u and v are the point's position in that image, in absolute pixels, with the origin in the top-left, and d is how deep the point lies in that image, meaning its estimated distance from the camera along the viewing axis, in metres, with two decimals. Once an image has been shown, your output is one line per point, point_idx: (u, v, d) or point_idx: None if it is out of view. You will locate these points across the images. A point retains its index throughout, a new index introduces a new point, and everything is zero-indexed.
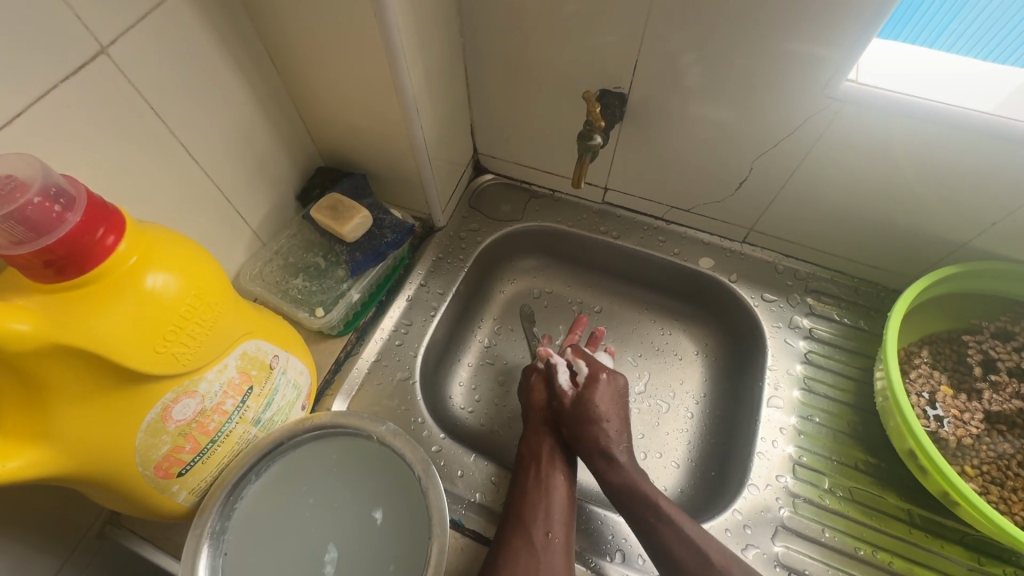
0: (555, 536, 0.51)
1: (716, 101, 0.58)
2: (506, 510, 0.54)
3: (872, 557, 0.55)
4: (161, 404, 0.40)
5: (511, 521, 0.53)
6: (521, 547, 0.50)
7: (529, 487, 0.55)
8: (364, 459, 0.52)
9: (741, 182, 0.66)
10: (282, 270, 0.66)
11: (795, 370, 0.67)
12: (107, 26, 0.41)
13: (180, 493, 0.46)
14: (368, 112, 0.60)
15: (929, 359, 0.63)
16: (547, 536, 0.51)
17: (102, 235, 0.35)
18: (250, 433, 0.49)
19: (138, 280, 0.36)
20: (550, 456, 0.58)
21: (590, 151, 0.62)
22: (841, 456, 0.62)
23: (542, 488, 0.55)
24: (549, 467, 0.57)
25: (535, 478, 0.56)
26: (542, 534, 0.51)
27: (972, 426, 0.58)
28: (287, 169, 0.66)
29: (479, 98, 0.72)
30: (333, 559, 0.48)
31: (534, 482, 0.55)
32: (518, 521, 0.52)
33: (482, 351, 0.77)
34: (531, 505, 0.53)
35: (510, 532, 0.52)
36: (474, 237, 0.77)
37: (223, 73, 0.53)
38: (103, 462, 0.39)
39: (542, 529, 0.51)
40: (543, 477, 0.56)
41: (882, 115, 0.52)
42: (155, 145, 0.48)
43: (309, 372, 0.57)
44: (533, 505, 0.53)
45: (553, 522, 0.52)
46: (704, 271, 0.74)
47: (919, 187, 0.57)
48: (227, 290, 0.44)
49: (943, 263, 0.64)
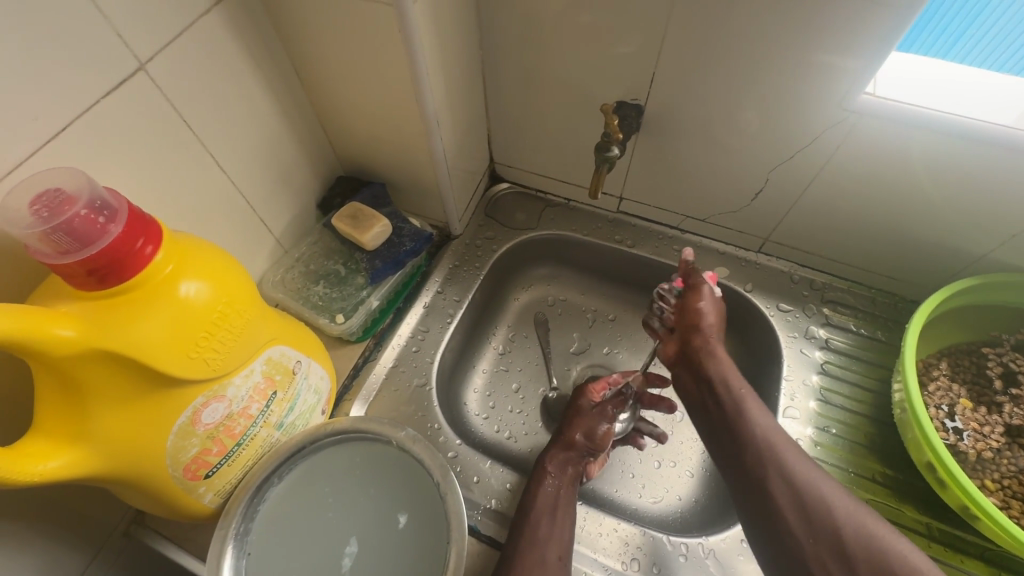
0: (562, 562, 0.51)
1: (734, 112, 0.59)
2: (517, 523, 0.54)
3: None
4: (192, 408, 0.41)
5: (521, 535, 0.53)
6: (532, 562, 0.50)
7: (543, 509, 0.55)
8: (383, 464, 0.53)
9: (757, 193, 0.67)
10: (304, 278, 0.67)
11: (810, 381, 0.67)
12: (146, 43, 0.43)
13: (206, 494, 0.47)
14: (390, 123, 0.62)
15: (948, 371, 0.62)
16: (558, 559, 0.51)
17: (141, 245, 0.36)
18: (273, 437, 0.50)
19: (174, 288, 0.38)
20: (569, 484, 0.58)
21: (607, 162, 0.62)
22: (858, 468, 0.61)
23: (555, 511, 0.55)
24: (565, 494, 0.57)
25: (548, 498, 0.56)
26: (553, 557, 0.51)
27: (992, 440, 0.58)
28: (310, 178, 0.68)
29: (497, 108, 0.73)
30: (352, 553, 0.49)
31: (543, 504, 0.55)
32: (530, 536, 0.52)
33: (497, 358, 0.78)
34: (545, 525, 0.53)
35: (521, 547, 0.52)
36: (491, 245, 0.79)
37: (252, 86, 0.55)
38: (136, 463, 0.40)
39: (553, 551, 0.51)
40: (559, 502, 0.56)
41: (900, 127, 0.52)
42: (187, 156, 0.50)
43: (329, 377, 0.58)
44: (544, 525, 0.53)
45: (559, 544, 0.52)
46: (719, 281, 0.74)
47: (939, 199, 0.57)
48: (255, 297, 0.45)
49: (962, 274, 0.64)
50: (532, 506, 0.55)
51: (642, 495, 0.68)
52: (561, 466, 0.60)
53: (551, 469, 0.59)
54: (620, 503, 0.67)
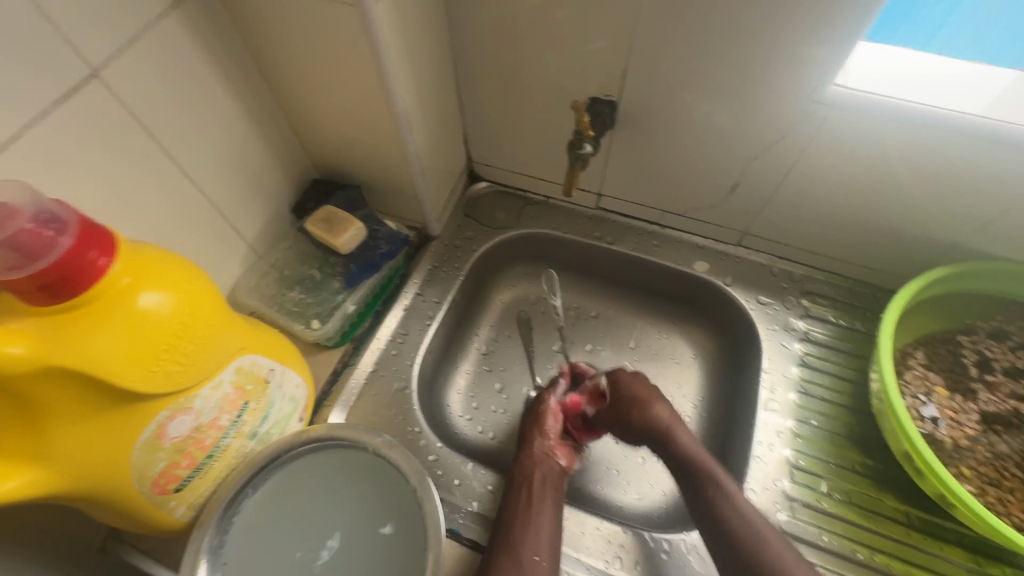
0: (541, 560, 0.51)
1: (708, 105, 0.59)
2: (495, 530, 0.54)
3: (870, 560, 0.55)
4: (157, 422, 0.40)
5: (500, 541, 0.53)
6: (509, 569, 0.50)
7: (520, 509, 0.55)
8: (360, 471, 0.52)
9: (733, 186, 0.67)
10: (278, 283, 0.66)
11: (791, 373, 0.67)
12: (97, 49, 0.41)
13: (178, 508, 0.46)
14: (360, 125, 0.61)
15: (924, 360, 0.63)
16: (534, 558, 0.51)
17: (94, 257, 0.35)
18: (247, 447, 0.50)
19: (132, 300, 0.37)
20: (543, 477, 0.58)
21: (580, 160, 0.62)
22: (838, 459, 0.62)
23: (533, 508, 0.55)
24: (541, 491, 0.57)
25: (524, 501, 0.55)
26: (529, 556, 0.51)
27: (968, 427, 0.58)
28: (282, 183, 0.67)
29: (471, 107, 0.72)
30: (332, 547, 0.49)
31: (524, 509, 0.55)
32: (507, 541, 0.52)
33: (479, 358, 0.78)
34: (521, 525, 0.53)
35: (499, 552, 0.52)
36: (470, 246, 0.78)
37: (215, 90, 0.53)
38: (98, 479, 0.39)
39: (531, 551, 0.51)
40: (533, 499, 0.56)
41: (870, 118, 0.52)
42: (147, 164, 0.49)
43: (306, 385, 0.57)
44: (521, 527, 0.53)
45: (541, 544, 0.52)
46: (698, 275, 0.74)
47: (913, 189, 0.57)
48: (220, 306, 0.44)
49: (937, 263, 0.64)
50: (508, 509, 0.55)
51: (628, 493, 0.68)
52: (534, 459, 0.60)
53: (522, 466, 0.59)
54: (605, 501, 0.67)
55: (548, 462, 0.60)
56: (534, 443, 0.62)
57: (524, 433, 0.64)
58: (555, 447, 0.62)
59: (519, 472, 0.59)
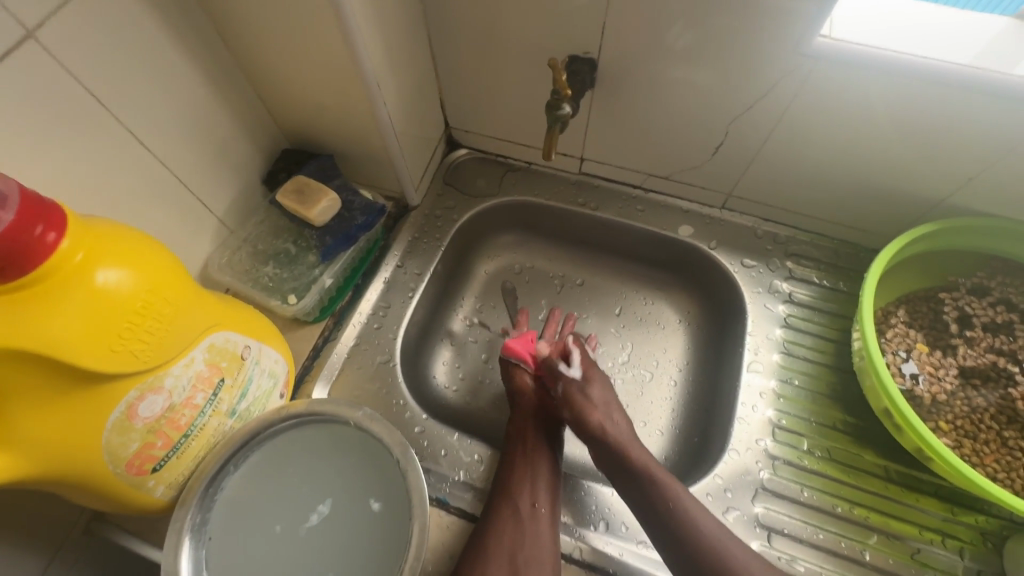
0: (542, 509, 0.53)
1: (691, 62, 0.56)
2: (495, 477, 0.57)
3: (849, 513, 0.57)
4: (125, 402, 0.39)
5: (499, 490, 0.55)
6: (508, 517, 0.52)
7: (518, 460, 0.57)
8: (344, 445, 0.52)
9: (717, 147, 0.65)
10: (252, 259, 0.64)
11: (774, 335, 0.67)
12: (29, 7, 0.38)
13: (157, 488, 0.45)
14: (328, 91, 0.58)
15: (905, 318, 0.63)
16: (533, 507, 0.53)
17: (41, 233, 0.33)
18: (225, 425, 0.49)
19: (87, 277, 0.35)
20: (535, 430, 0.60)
21: (559, 121, 0.60)
22: (819, 417, 0.62)
23: (529, 461, 0.57)
24: (539, 444, 0.59)
25: (523, 450, 0.58)
26: (528, 505, 0.53)
27: (946, 382, 0.59)
28: (249, 153, 0.64)
29: (446, 69, 0.69)
30: (322, 512, 0.50)
31: (522, 458, 0.57)
32: (506, 490, 0.54)
33: (464, 330, 0.77)
34: (519, 477, 0.55)
35: (497, 500, 0.54)
36: (450, 215, 0.76)
37: (168, 54, 0.50)
38: (67, 462, 0.38)
39: (528, 500, 0.54)
40: (531, 451, 0.58)
41: (856, 70, 0.50)
42: (98, 134, 0.46)
43: (285, 360, 0.56)
44: (521, 478, 0.55)
45: (539, 494, 0.54)
46: (683, 239, 0.73)
47: (897, 144, 0.56)
48: (184, 282, 0.42)
49: (921, 220, 0.64)
50: (504, 462, 0.57)
51: None
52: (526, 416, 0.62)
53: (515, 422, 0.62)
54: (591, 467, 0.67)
55: (540, 416, 0.62)
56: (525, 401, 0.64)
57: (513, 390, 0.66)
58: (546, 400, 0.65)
59: (512, 429, 0.61)
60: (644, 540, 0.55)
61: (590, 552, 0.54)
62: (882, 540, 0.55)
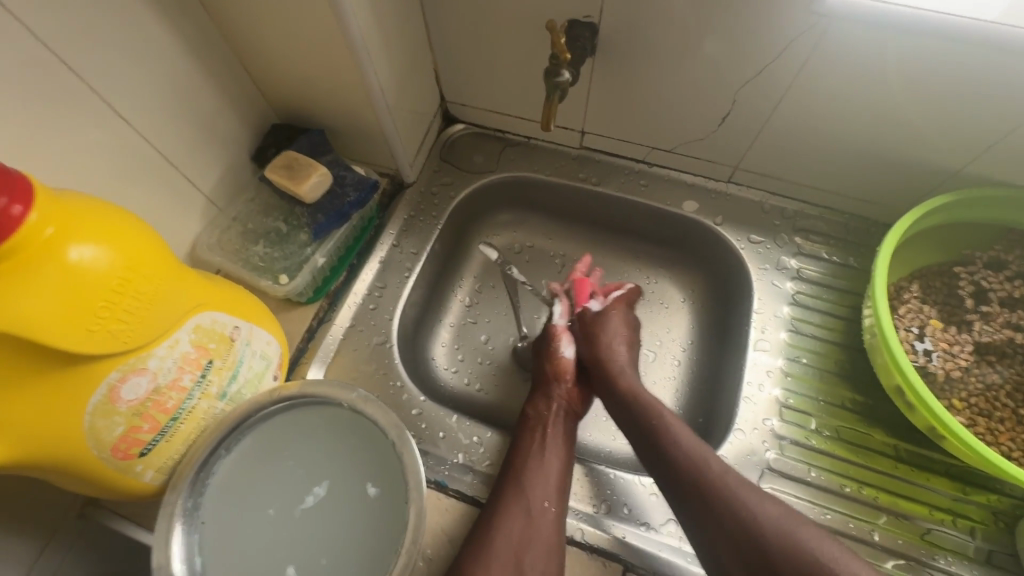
0: (551, 507, 0.51)
1: (699, 24, 0.53)
2: (505, 470, 0.54)
3: (858, 494, 0.55)
4: (107, 384, 0.38)
5: (508, 484, 0.52)
6: (517, 515, 0.50)
7: (530, 454, 0.54)
8: (340, 427, 0.51)
9: (724, 116, 0.62)
10: (242, 238, 0.62)
11: (782, 313, 0.65)
12: None
13: (146, 472, 0.44)
14: (316, 60, 0.55)
15: (919, 293, 0.61)
16: (543, 504, 0.51)
17: (6, 205, 0.31)
18: (216, 408, 0.47)
19: (58, 252, 0.33)
20: (555, 422, 0.58)
21: (558, 89, 0.57)
22: (828, 396, 0.61)
23: (544, 454, 0.54)
24: (552, 438, 0.56)
25: (536, 443, 0.55)
26: (537, 503, 0.51)
27: (961, 358, 0.57)
28: (237, 128, 0.61)
29: (440, 37, 0.66)
30: (318, 495, 0.49)
31: (535, 451, 0.55)
32: (516, 484, 0.52)
33: (463, 310, 0.75)
34: (532, 471, 0.53)
35: (506, 495, 0.51)
36: (447, 192, 0.74)
37: (144, 20, 0.47)
38: (48, 447, 0.37)
39: (539, 497, 0.51)
40: (544, 444, 0.55)
41: (874, 29, 0.47)
42: (72, 105, 0.44)
43: (278, 342, 0.54)
44: (532, 472, 0.53)
45: (550, 491, 0.52)
46: (688, 215, 0.71)
47: (912, 111, 0.53)
48: (165, 259, 0.41)
49: (936, 192, 0.61)
50: (519, 453, 0.55)
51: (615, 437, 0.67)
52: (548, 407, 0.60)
53: (535, 412, 0.59)
54: (592, 448, 0.66)
55: (558, 406, 0.60)
56: (549, 392, 0.61)
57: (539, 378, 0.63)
58: (572, 392, 0.62)
59: (531, 419, 0.58)
60: (645, 522, 0.54)
61: (592, 534, 0.53)
62: (892, 521, 0.54)
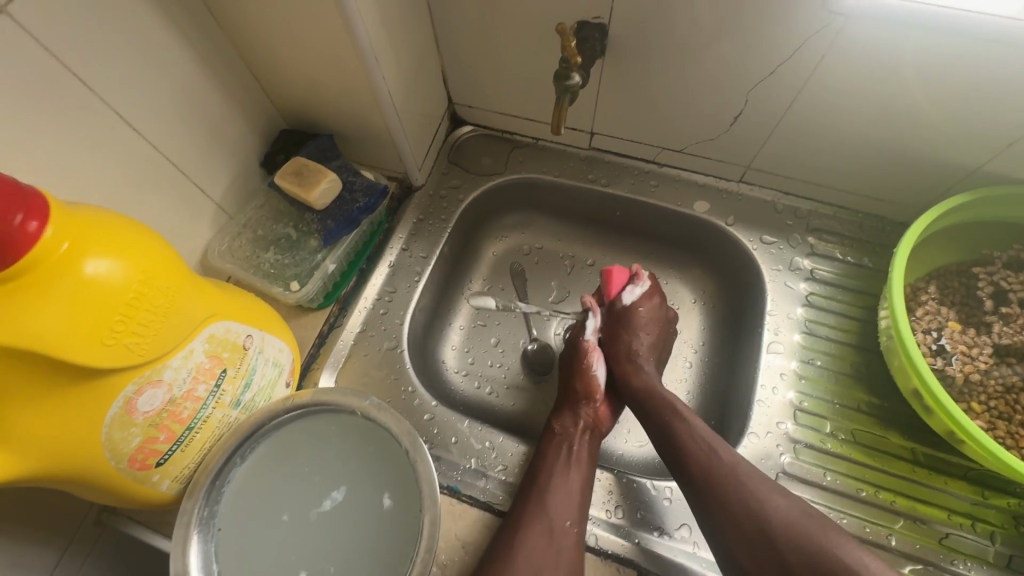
0: (572, 526, 0.50)
1: (711, 23, 0.52)
2: (524, 487, 0.54)
3: (874, 498, 0.55)
4: (124, 397, 0.38)
5: (528, 503, 0.52)
6: (540, 534, 0.49)
7: (554, 470, 0.54)
8: (353, 435, 0.51)
9: (736, 116, 0.61)
10: (252, 245, 0.62)
11: (795, 314, 0.64)
12: None
13: (162, 482, 0.44)
14: (324, 66, 0.55)
15: (936, 295, 0.60)
16: (563, 523, 0.50)
17: (21, 221, 0.31)
18: (230, 417, 0.47)
19: (74, 267, 0.34)
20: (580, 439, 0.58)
21: (568, 92, 0.56)
22: (843, 399, 0.60)
23: (567, 470, 0.54)
24: (575, 454, 0.56)
25: (561, 460, 0.55)
26: (558, 521, 0.50)
27: (980, 361, 0.56)
28: (245, 134, 0.62)
29: (448, 40, 0.65)
30: (333, 500, 0.49)
31: (559, 467, 0.54)
32: (535, 504, 0.52)
33: (472, 313, 0.75)
34: (555, 487, 0.52)
35: (525, 515, 0.51)
36: (456, 195, 0.73)
37: (151, 30, 0.47)
38: (67, 459, 0.37)
39: (561, 517, 0.51)
40: (568, 461, 0.55)
41: (892, 27, 0.46)
42: (82, 116, 0.44)
43: (290, 349, 0.55)
44: (553, 490, 0.52)
45: (572, 509, 0.51)
46: (699, 216, 0.70)
47: (929, 108, 0.52)
48: (179, 270, 0.41)
49: (954, 190, 0.60)
50: (544, 468, 0.54)
51: (626, 440, 0.67)
52: (574, 423, 0.59)
53: (562, 427, 0.59)
54: (604, 451, 0.66)
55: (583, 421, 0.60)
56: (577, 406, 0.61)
57: (567, 394, 0.63)
58: (599, 411, 0.62)
59: (557, 434, 0.58)
60: (659, 527, 0.54)
61: (605, 539, 0.53)
62: (909, 525, 0.53)
